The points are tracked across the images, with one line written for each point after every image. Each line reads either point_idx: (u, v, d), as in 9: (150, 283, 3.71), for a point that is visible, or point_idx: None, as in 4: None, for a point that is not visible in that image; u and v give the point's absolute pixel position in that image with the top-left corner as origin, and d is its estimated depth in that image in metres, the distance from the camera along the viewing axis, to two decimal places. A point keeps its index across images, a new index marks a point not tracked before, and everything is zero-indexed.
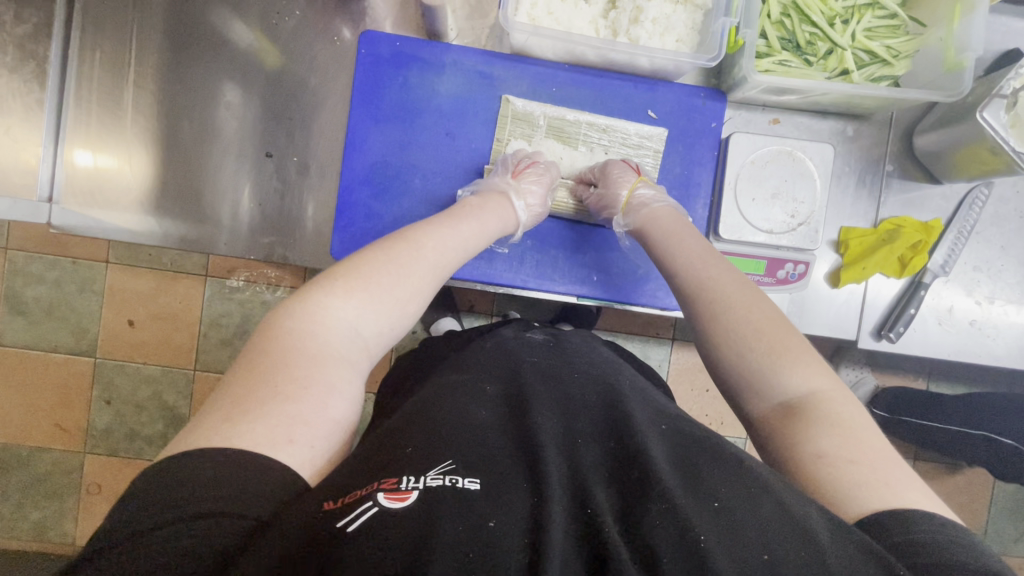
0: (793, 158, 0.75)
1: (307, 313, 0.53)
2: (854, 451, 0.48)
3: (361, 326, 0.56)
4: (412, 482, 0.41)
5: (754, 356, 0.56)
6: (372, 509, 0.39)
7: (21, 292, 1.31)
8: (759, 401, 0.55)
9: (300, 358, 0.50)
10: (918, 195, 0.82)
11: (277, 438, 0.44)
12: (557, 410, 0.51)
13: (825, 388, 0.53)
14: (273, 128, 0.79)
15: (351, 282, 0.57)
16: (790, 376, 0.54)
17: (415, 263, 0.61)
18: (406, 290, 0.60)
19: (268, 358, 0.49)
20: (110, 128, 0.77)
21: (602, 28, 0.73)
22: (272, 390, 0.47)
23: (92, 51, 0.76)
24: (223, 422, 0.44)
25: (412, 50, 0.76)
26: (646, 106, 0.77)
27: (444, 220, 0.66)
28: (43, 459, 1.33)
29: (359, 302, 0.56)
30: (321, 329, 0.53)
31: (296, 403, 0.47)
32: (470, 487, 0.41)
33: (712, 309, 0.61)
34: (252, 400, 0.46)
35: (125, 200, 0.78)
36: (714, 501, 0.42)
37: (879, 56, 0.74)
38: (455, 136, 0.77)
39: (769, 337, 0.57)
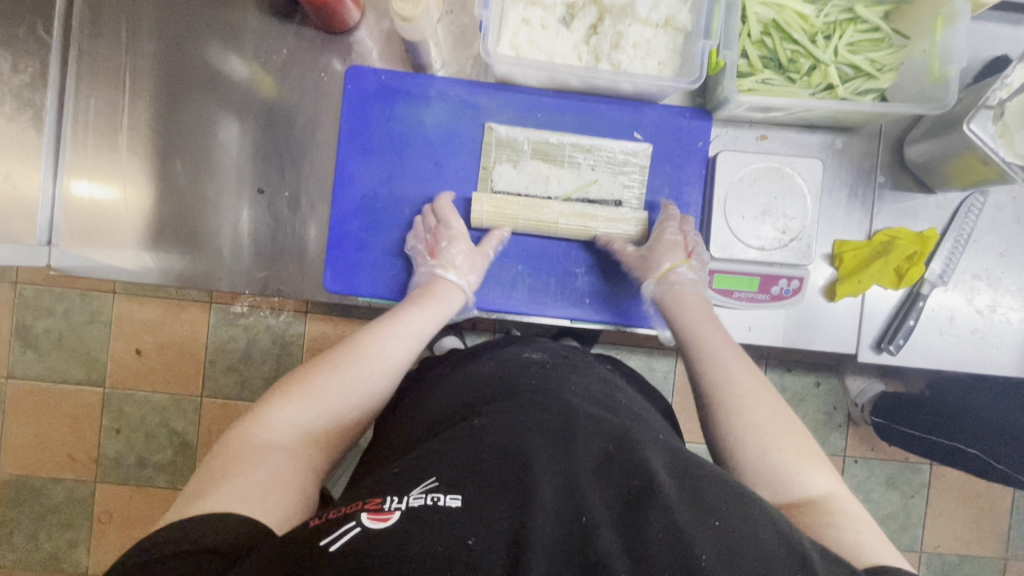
0: (781, 174, 0.75)
1: (250, 419, 0.55)
2: (864, 535, 0.50)
3: (306, 422, 0.56)
4: (395, 503, 0.41)
5: (780, 458, 0.56)
6: (354, 529, 0.39)
7: (31, 325, 1.33)
8: (767, 493, 0.55)
9: (240, 458, 0.51)
10: (912, 205, 0.81)
11: (230, 499, 0.46)
12: (555, 417, 0.50)
13: (833, 491, 0.55)
14: (265, 164, 0.80)
15: (292, 385, 0.58)
16: (808, 478, 0.55)
17: (359, 358, 0.62)
18: (351, 383, 0.60)
19: (212, 466, 0.51)
20: (107, 171, 0.79)
21: (585, 54, 0.74)
22: (220, 478, 0.49)
23: (88, 96, 0.78)
24: (194, 495, 0.47)
25: (397, 83, 0.77)
26: (631, 128, 0.78)
27: (393, 319, 0.68)
28: (56, 490, 1.35)
29: (303, 406, 0.57)
30: (262, 431, 0.54)
31: (244, 479, 0.49)
32: (453, 505, 0.40)
33: (732, 412, 0.60)
34: (205, 491, 0.47)
35: (122, 240, 0.80)
36: (714, 519, 0.42)
37: (864, 69, 0.73)
38: (443, 166, 0.78)
39: (789, 439, 0.57)
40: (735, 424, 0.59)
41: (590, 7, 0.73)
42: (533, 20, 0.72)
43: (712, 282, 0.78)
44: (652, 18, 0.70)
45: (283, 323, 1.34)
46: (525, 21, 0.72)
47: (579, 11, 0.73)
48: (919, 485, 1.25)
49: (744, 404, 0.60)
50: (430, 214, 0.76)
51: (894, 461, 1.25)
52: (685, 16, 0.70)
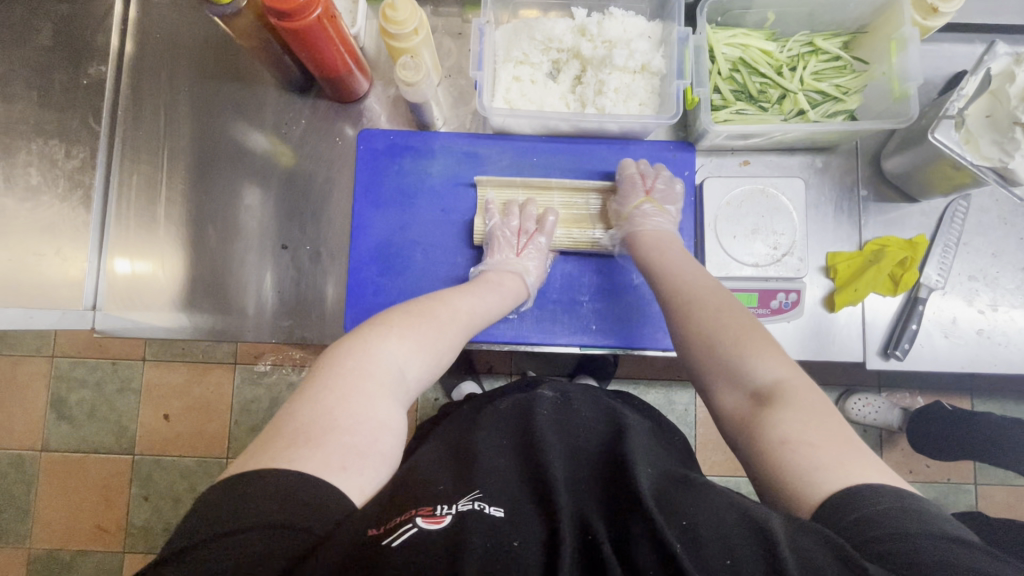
0: (766, 195, 0.80)
1: (361, 351, 0.57)
2: (812, 435, 0.48)
3: (406, 367, 0.59)
4: (446, 509, 0.44)
5: (723, 350, 0.58)
6: (411, 529, 0.42)
7: (65, 397, 1.40)
8: (728, 392, 0.57)
9: (357, 392, 0.53)
10: (897, 215, 0.85)
11: (330, 467, 0.46)
12: (570, 453, 0.53)
13: (788, 375, 0.55)
14: (287, 222, 0.88)
15: (404, 328, 0.61)
16: (758, 363, 0.56)
17: (450, 323, 0.67)
18: (441, 344, 0.64)
19: (329, 393, 0.52)
20: (146, 240, 0.87)
21: (572, 102, 0.81)
22: (326, 428, 0.49)
23: (131, 174, 0.87)
24: (288, 446, 0.46)
25: (406, 142, 0.85)
26: (621, 164, 0.84)
27: (469, 291, 0.73)
28: (85, 562, 1.36)
29: (408, 348, 0.60)
30: (373, 363, 0.56)
31: (344, 436, 0.49)
32: (494, 513, 0.44)
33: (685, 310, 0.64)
34: (309, 433, 0.48)
35: (158, 301, 0.86)
36: (681, 519, 0.43)
37: (830, 94, 0.80)
38: (449, 212, 0.84)
39: (734, 329, 0.59)
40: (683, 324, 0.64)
41: (573, 61, 0.80)
42: (523, 77, 0.80)
43: None
44: (629, 65, 0.78)
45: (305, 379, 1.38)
46: (516, 78, 0.81)
47: (564, 65, 0.82)
48: (967, 506, 1.20)
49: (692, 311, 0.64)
50: (530, 218, 0.82)
51: (936, 483, 1.21)
52: (659, 61, 0.77)
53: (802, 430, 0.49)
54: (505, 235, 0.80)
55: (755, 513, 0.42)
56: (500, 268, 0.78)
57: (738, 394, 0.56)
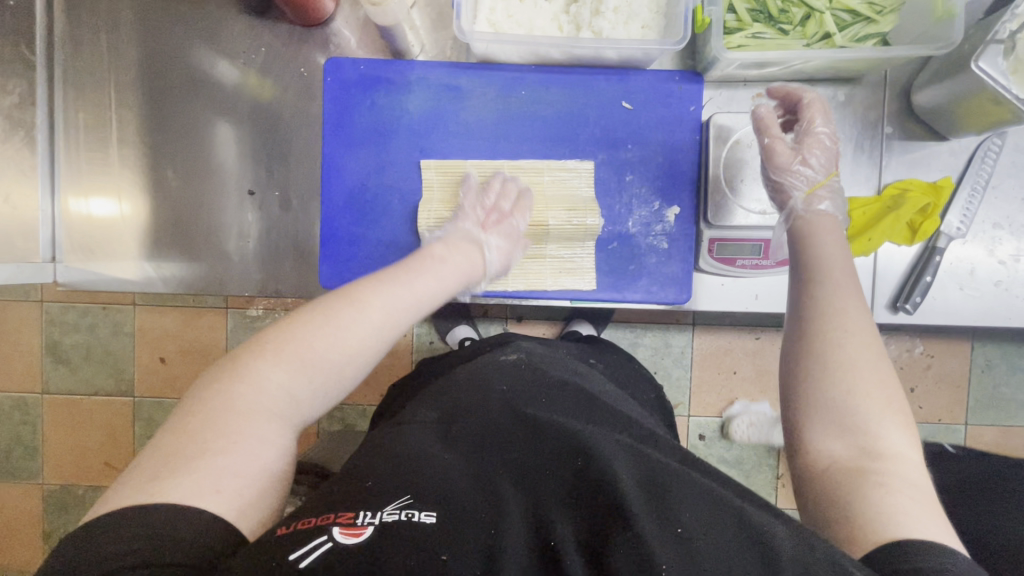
0: (779, 133, 0.72)
1: (237, 376, 0.52)
2: (917, 513, 0.45)
3: (295, 389, 0.54)
4: (369, 517, 0.41)
5: (866, 407, 0.51)
6: (326, 544, 0.39)
7: (59, 341, 1.38)
8: (834, 444, 0.51)
9: (231, 419, 0.49)
10: (923, 154, 0.77)
11: (199, 489, 0.45)
12: (527, 428, 0.49)
13: (910, 456, 0.50)
14: (255, 165, 0.80)
15: (282, 346, 0.55)
16: (885, 430, 0.51)
17: (354, 325, 0.58)
18: (340, 354, 0.57)
19: (191, 420, 0.49)
20: (100, 183, 0.79)
21: (566, 24, 0.71)
22: (195, 451, 0.47)
23: (76, 113, 0.79)
24: (152, 480, 0.45)
25: (377, 72, 0.75)
26: (620, 97, 0.74)
27: (396, 278, 0.63)
28: (97, 497, 1.40)
29: (297, 367, 0.54)
30: (248, 393, 0.51)
31: (225, 458, 0.47)
32: (426, 521, 0.40)
33: (821, 337, 0.55)
34: (180, 461, 0.46)
35: (122, 250, 0.80)
36: (676, 527, 0.41)
37: (862, 14, 0.69)
38: (428, 152, 0.75)
39: (883, 386, 0.53)
40: (806, 362, 0.55)
41: None
42: None
43: (712, 251, 0.75)
44: None
45: None
46: None
47: None
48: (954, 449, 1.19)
49: (838, 346, 0.54)
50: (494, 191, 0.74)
51: (928, 426, 1.17)
52: None
53: (898, 489, 0.47)
54: (474, 206, 0.73)
55: (749, 515, 0.42)
56: (453, 237, 0.71)
57: (848, 450, 0.50)
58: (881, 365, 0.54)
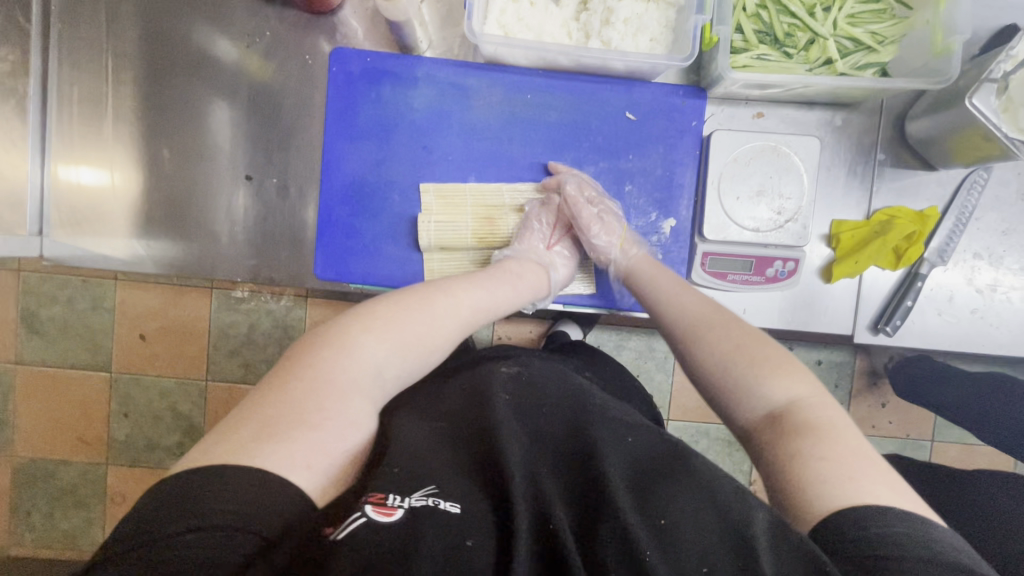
0: (778, 153, 0.73)
1: (339, 344, 0.53)
2: (826, 449, 0.45)
3: (386, 366, 0.54)
4: (398, 500, 0.42)
5: (733, 368, 0.55)
6: (360, 519, 0.41)
7: (35, 312, 1.35)
8: (748, 410, 0.53)
9: (331, 390, 0.49)
10: (913, 182, 0.79)
11: (288, 456, 0.43)
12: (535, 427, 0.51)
13: (803, 394, 0.51)
14: (253, 150, 0.79)
15: (386, 328, 0.56)
16: (769, 384, 0.53)
17: (444, 317, 0.61)
18: (436, 338, 0.59)
19: (296, 382, 0.48)
20: (93, 158, 0.78)
21: (574, 31, 0.71)
22: (298, 421, 0.46)
23: (70, 84, 0.77)
24: (247, 441, 0.43)
25: (383, 65, 0.74)
26: (624, 108, 0.75)
27: (478, 283, 0.66)
28: (68, 472, 1.38)
29: (391, 346, 0.55)
30: (352, 365, 0.52)
31: (319, 430, 0.46)
32: (451, 509, 0.42)
33: (695, 326, 0.60)
34: (281, 425, 0.45)
35: (112, 227, 0.79)
36: (660, 518, 0.42)
37: (864, 42, 0.71)
38: (431, 149, 0.75)
39: (736, 350, 0.56)
40: (691, 343, 0.60)
41: None
42: None
43: (705, 265, 0.76)
44: None
45: (283, 308, 1.34)
46: None
47: None
48: None
49: (697, 332, 0.60)
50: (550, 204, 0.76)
51: None
52: None
53: (809, 446, 0.46)
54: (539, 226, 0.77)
55: (732, 508, 0.43)
56: (524, 258, 0.73)
57: (758, 412, 0.52)
58: (735, 331, 0.58)
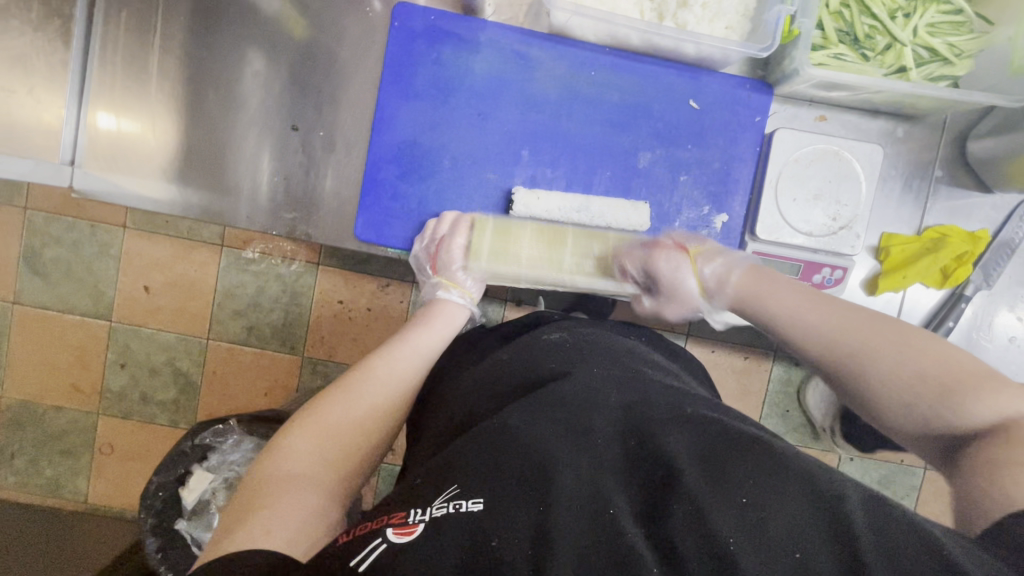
0: (839, 158, 0.71)
1: (262, 460, 0.54)
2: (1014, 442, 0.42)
3: (329, 441, 0.56)
4: (419, 514, 0.41)
5: (846, 345, 0.53)
6: (381, 544, 0.39)
7: (39, 253, 1.31)
8: (883, 385, 0.51)
9: (266, 485, 0.50)
10: (966, 202, 0.78)
11: (253, 534, 0.45)
12: (571, 408, 0.48)
13: (932, 359, 0.50)
14: (300, 101, 0.76)
15: (302, 421, 0.57)
16: (882, 354, 0.51)
17: (367, 386, 0.62)
18: (371, 399, 0.61)
19: (253, 497, 0.50)
20: (135, 93, 0.75)
21: (648, 10, 0.69)
22: (247, 514, 0.47)
23: (119, 12, 0.74)
24: (218, 544, 0.46)
25: (447, 26, 0.72)
26: (688, 96, 0.74)
27: (410, 334, 0.70)
28: (59, 419, 1.35)
29: (322, 426, 0.57)
30: (273, 465, 0.52)
31: (272, 508, 0.48)
32: (474, 509, 0.40)
33: (801, 309, 0.57)
34: (237, 520, 0.47)
35: (146, 167, 0.76)
36: (738, 497, 0.40)
37: (940, 54, 0.69)
38: (487, 118, 0.74)
39: (851, 326, 0.54)
40: (791, 329, 0.58)
41: None
42: None
43: None
44: None
45: (293, 273, 1.31)
46: None
47: None
48: (912, 488, 1.24)
49: (794, 324, 0.57)
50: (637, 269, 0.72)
51: (888, 462, 1.23)
52: None
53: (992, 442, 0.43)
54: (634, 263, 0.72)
55: (820, 483, 0.40)
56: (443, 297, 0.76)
57: (887, 384, 0.50)
58: (840, 304, 0.56)
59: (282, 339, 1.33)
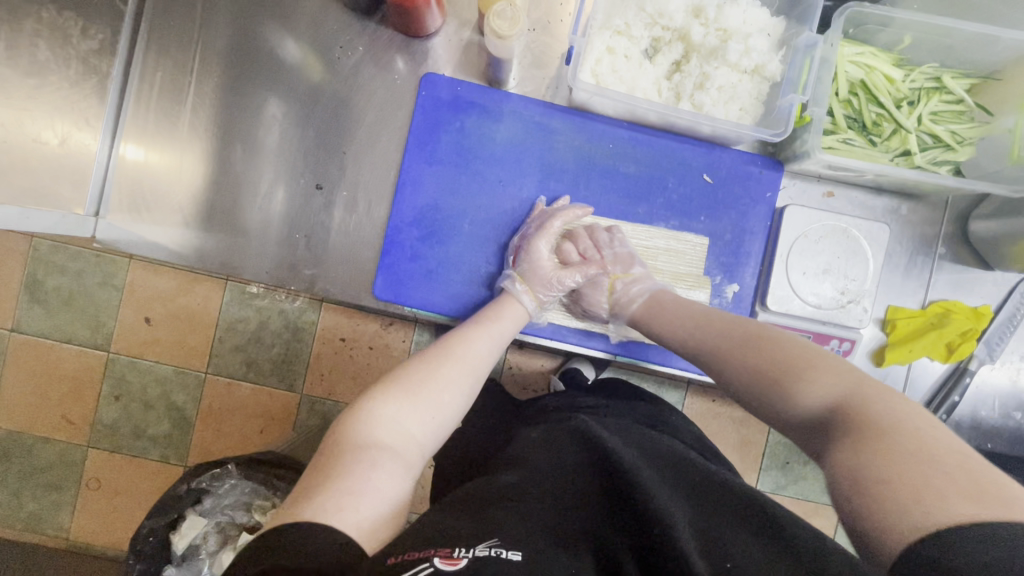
0: (847, 236, 0.74)
1: (354, 415, 0.54)
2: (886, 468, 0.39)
3: (407, 423, 0.55)
4: (464, 551, 0.41)
5: (771, 391, 0.52)
6: (427, 569, 0.39)
7: (41, 281, 1.31)
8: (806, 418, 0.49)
9: (347, 450, 0.51)
10: (970, 278, 0.80)
11: (329, 507, 0.45)
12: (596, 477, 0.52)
13: (849, 388, 0.46)
14: (325, 159, 0.78)
15: (406, 386, 0.58)
16: (805, 390, 0.49)
17: (454, 363, 0.62)
18: (449, 387, 0.60)
19: (330, 460, 0.50)
20: (164, 149, 0.77)
21: (665, 90, 0.73)
22: (323, 480, 0.48)
23: (154, 70, 0.77)
24: (296, 502, 0.46)
25: (471, 96, 0.76)
26: (702, 170, 0.76)
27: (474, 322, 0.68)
28: (46, 451, 1.32)
29: (406, 404, 0.56)
30: (365, 428, 0.53)
31: (351, 480, 0.48)
32: (514, 558, 0.41)
33: (731, 349, 0.58)
34: (317, 482, 0.48)
35: (166, 218, 0.77)
36: (727, 563, 0.44)
37: (943, 140, 0.72)
38: (507, 184, 0.76)
39: (786, 359, 0.52)
40: (730, 372, 0.57)
41: (677, 44, 0.71)
42: (618, 49, 0.71)
43: None
44: (742, 63, 0.68)
45: (296, 311, 1.31)
46: (609, 50, 0.71)
47: (664, 46, 0.72)
48: None
49: (727, 359, 0.57)
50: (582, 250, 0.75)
51: None
52: (775, 66, 0.69)
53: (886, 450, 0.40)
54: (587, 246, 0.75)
55: (808, 553, 0.43)
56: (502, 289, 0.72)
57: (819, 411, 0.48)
58: (778, 340, 0.55)
59: (281, 377, 1.32)
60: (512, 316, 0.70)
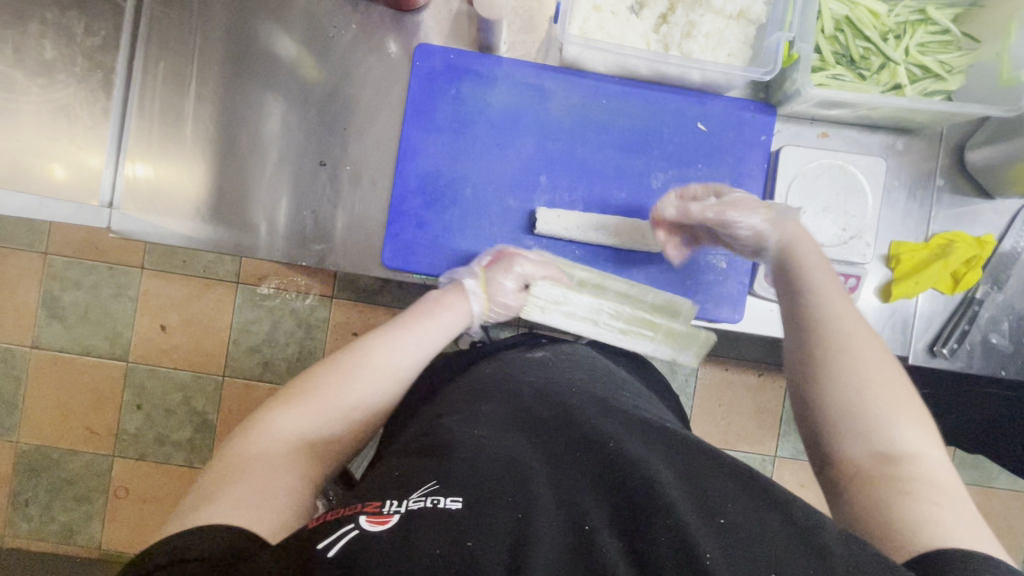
0: (844, 171, 0.75)
1: (250, 428, 0.55)
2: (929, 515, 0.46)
3: (311, 428, 0.57)
4: (395, 506, 0.42)
5: (871, 388, 0.54)
6: (353, 531, 0.40)
7: (57, 296, 1.34)
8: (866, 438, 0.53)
9: (241, 459, 0.52)
10: (971, 210, 0.81)
11: (221, 507, 0.46)
12: (552, 428, 0.51)
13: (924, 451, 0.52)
14: (326, 137, 0.79)
15: (294, 395, 0.59)
16: (900, 425, 0.53)
17: (363, 368, 0.63)
18: (356, 389, 0.62)
19: (218, 470, 0.51)
20: (171, 136, 0.79)
21: (654, 41, 0.73)
22: (212, 487, 0.49)
23: (157, 61, 0.78)
24: (186, 511, 0.47)
25: (464, 63, 0.78)
26: (696, 118, 0.77)
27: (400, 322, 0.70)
28: (73, 463, 1.35)
29: (304, 410, 0.58)
30: (261, 439, 0.54)
31: (246, 482, 0.49)
32: (453, 507, 0.41)
33: (840, 317, 0.60)
34: (210, 489, 0.48)
35: (177, 204, 0.79)
36: (719, 517, 0.42)
37: (933, 70, 0.73)
38: (505, 147, 0.78)
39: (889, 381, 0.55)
40: (835, 338, 0.59)
41: None
42: (604, 6, 0.72)
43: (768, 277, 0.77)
44: (726, 9, 0.71)
45: (307, 307, 1.34)
46: (596, 7, 0.72)
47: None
48: None
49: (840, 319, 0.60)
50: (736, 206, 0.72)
51: None
52: (760, 8, 0.70)
53: (923, 491, 0.48)
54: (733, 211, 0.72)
55: (803, 519, 0.42)
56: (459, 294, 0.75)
57: (880, 443, 0.52)
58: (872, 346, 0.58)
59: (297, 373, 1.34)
60: (451, 309, 0.73)
